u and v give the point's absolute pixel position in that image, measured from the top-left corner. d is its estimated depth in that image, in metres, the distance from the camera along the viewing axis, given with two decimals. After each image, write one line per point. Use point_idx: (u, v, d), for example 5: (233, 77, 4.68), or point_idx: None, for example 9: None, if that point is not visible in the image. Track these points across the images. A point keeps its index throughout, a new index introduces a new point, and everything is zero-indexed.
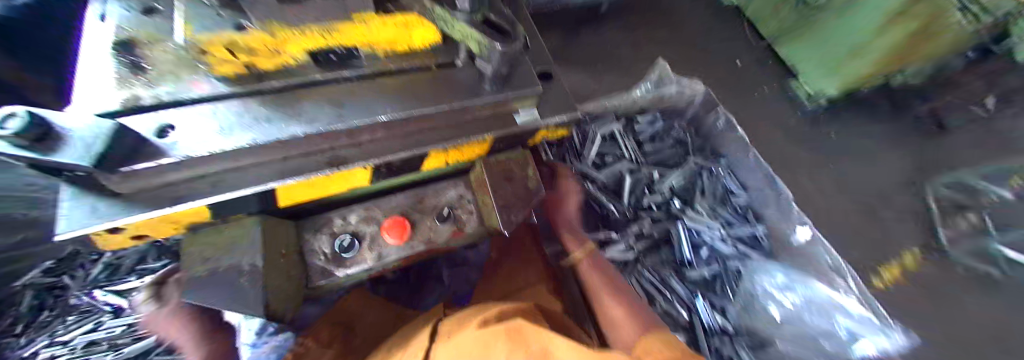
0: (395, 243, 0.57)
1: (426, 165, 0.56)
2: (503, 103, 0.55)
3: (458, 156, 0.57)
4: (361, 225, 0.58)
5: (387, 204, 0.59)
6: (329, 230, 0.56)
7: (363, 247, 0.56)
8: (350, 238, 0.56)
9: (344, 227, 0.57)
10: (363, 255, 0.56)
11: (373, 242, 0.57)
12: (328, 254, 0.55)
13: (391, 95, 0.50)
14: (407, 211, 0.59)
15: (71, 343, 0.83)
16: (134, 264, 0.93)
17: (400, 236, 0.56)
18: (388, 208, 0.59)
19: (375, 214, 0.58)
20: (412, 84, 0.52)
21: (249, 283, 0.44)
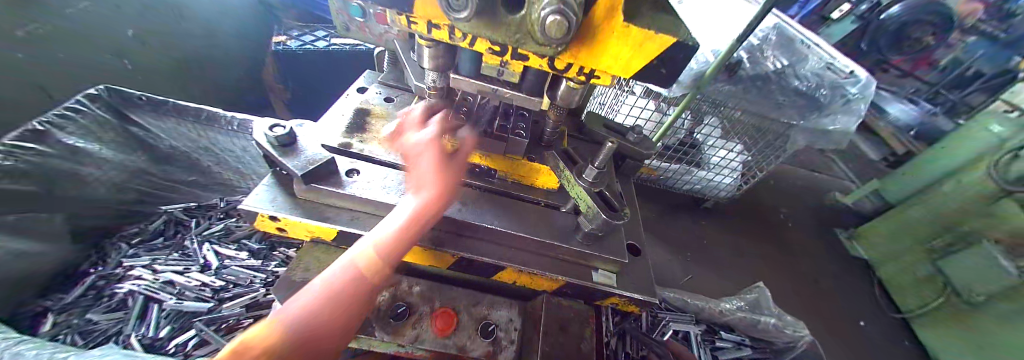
0: (436, 332, 0.58)
1: (498, 276, 0.60)
2: (587, 257, 0.58)
3: (528, 281, 0.60)
4: (418, 301, 0.61)
5: (448, 295, 0.63)
6: (393, 293, 0.61)
7: (406, 324, 0.58)
8: (405, 307, 0.60)
9: (405, 296, 0.62)
10: (405, 329, 0.58)
11: (416, 322, 0.59)
12: (380, 312, 0.59)
13: (501, 212, 0.59)
14: (459, 308, 0.62)
15: (156, 275, 0.93)
16: (241, 237, 1.08)
17: (444, 328, 0.59)
18: (447, 298, 0.63)
19: (434, 297, 0.62)
20: (521, 208, 0.61)
21: None
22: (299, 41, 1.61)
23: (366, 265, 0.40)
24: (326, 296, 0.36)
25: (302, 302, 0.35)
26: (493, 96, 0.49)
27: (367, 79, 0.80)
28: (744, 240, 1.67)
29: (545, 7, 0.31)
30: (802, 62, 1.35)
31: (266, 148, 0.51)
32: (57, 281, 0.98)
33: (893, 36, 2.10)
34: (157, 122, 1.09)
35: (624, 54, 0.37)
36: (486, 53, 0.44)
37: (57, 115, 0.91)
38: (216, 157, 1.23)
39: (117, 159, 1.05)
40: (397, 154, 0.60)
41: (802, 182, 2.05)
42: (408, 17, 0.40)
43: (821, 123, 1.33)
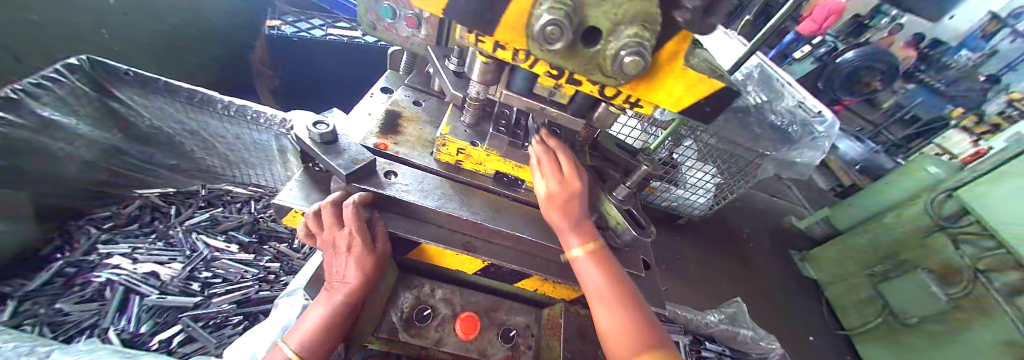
0: (459, 336, 0.60)
1: (519, 282, 0.64)
2: None
3: (547, 288, 0.64)
4: (439, 305, 0.63)
5: (468, 300, 0.65)
6: (415, 295, 0.63)
7: (430, 325, 0.60)
8: (428, 310, 0.61)
9: (427, 300, 0.63)
10: (428, 332, 0.59)
11: (439, 325, 0.60)
12: (404, 314, 0.60)
13: (531, 220, 0.61)
14: (480, 312, 0.64)
15: (136, 265, 0.87)
16: (229, 228, 1.03)
17: (467, 333, 0.60)
18: (467, 302, 0.65)
19: (455, 301, 0.64)
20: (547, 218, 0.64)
21: None
22: (295, 27, 1.56)
23: (353, 289, 0.48)
24: (333, 316, 0.46)
25: (315, 323, 0.46)
26: (540, 113, 0.53)
27: (389, 82, 0.81)
28: (713, 256, 1.80)
29: (623, 46, 0.34)
30: (779, 100, 1.49)
31: (310, 145, 0.52)
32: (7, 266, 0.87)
33: (848, 79, 2.36)
34: (143, 99, 0.99)
35: (678, 90, 0.41)
36: (542, 75, 0.46)
37: (32, 84, 0.82)
38: (203, 141, 1.12)
39: (94, 135, 0.97)
40: (432, 159, 0.62)
41: (764, 205, 2.23)
42: (477, 36, 0.42)
43: (789, 156, 1.49)
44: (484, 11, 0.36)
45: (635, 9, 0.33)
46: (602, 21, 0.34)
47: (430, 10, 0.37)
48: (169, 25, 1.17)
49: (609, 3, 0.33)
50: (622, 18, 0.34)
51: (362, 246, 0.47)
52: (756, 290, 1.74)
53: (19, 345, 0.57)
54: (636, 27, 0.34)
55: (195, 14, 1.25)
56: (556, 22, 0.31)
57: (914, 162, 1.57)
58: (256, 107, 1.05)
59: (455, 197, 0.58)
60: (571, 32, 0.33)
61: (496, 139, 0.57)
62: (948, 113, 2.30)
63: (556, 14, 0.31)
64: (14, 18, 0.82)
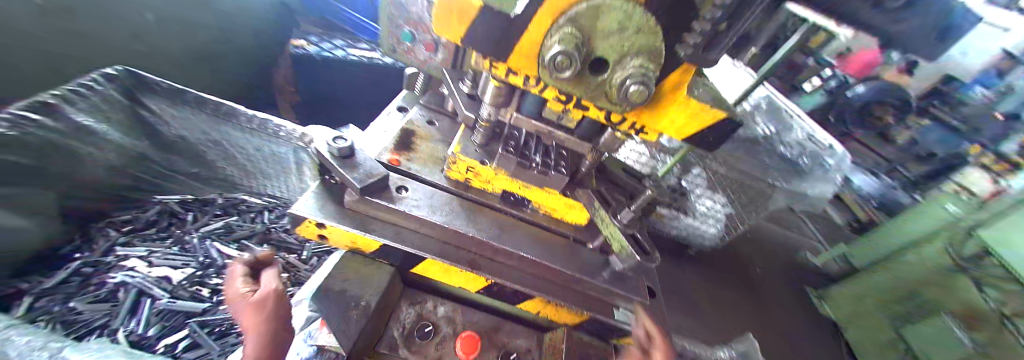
0: (459, 355, 0.59)
1: (522, 304, 0.63)
2: (608, 292, 0.62)
3: (550, 312, 0.63)
4: (442, 323, 0.63)
5: (470, 318, 0.65)
6: (418, 311, 0.63)
7: (431, 344, 0.60)
8: (430, 326, 0.61)
9: (430, 316, 0.63)
10: (430, 349, 0.59)
11: (440, 343, 0.60)
12: (406, 330, 0.60)
13: (536, 240, 0.62)
14: (482, 332, 0.63)
15: (151, 268, 0.90)
16: (242, 236, 1.05)
17: (468, 352, 0.59)
18: (469, 321, 0.64)
19: (457, 318, 0.64)
20: (552, 239, 0.65)
21: (353, 315, 0.52)
22: (319, 47, 1.66)
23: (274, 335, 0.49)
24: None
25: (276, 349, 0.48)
26: (548, 134, 0.57)
27: (405, 101, 0.84)
28: (726, 288, 1.68)
29: (627, 76, 0.36)
30: (788, 131, 1.53)
31: (328, 158, 0.54)
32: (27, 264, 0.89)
33: (860, 113, 2.35)
34: (172, 109, 1.04)
35: (678, 120, 0.43)
36: (551, 100, 0.48)
37: (70, 91, 0.88)
38: (225, 151, 1.17)
39: (123, 141, 1.01)
40: (443, 176, 0.64)
41: (779, 238, 2.12)
42: (491, 62, 0.44)
43: (801, 188, 1.44)
44: (500, 40, 0.39)
45: (637, 40, 0.36)
46: (609, 52, 0.37)
47: (447, 36, 0.40)
48: (201, 41, 1.24)
49: (616, 36, 0.35)
50: (629, 49, 0.36)
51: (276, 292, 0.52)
52: (776, 328, 1.61)
53: (32, 341, 0.58)
54: (640, 58, 0.36)
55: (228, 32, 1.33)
56: (566, 53, 0.33)
57: (931, 198, 1.54)
58: (278, 120, 1.11)
59: (463, 215, 0.60)
60: (580, 62, 0.36)
61: (505, 157, 0.58)
62: (964, 150, 2.25)
63: (566, 44, 0.34)
64: None
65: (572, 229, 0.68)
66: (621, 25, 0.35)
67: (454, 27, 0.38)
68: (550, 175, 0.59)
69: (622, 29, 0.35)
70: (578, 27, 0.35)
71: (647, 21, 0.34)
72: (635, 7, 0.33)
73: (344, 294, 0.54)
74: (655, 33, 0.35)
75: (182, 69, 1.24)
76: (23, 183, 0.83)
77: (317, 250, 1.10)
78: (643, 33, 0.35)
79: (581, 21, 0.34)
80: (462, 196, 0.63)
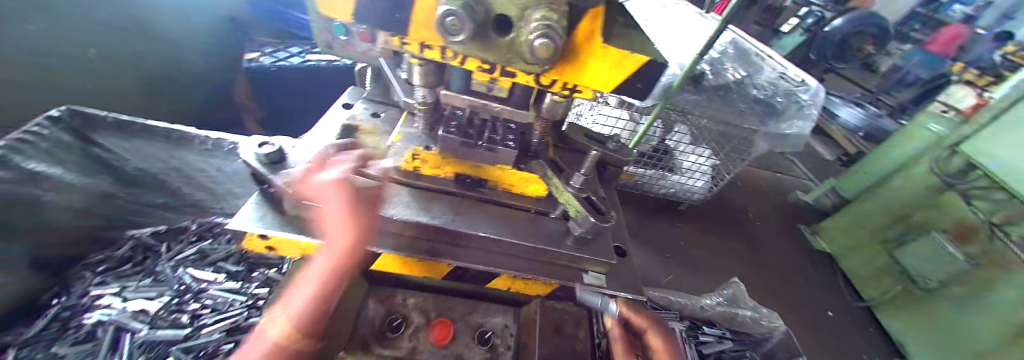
0: (433, 342, 0.59)
1: (492, 282, 0.62)
2: (577, 259, 0.61)
3: (521, 284, 0.63)
4: (413, 316, 0.62)
5: (443, 305, 0.64)
6: (387, 306, 0.62)
7: (403, 337, 0.59)
8: (400, 319, 0.60)
9: (399, 310, 0.62)
10: (403, 342, 0.58)
11: (413, 334, 0.59)
12: (377, 327, 0.59)
13: (493, 220, 0.61)
14: (455, 317, 0.63)
15: (126, 303, 0.90)
16: (218, 259, 1.05)
17: (440, 339, 0.59)
18: (441, 308, 0.63)
19: (429, 308, 0.63)
20: (511, 216, 0.63)
21: None
22: (273, 58, 1.59)
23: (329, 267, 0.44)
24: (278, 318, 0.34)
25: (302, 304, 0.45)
26: (484, 109, 0.53)
27: (352, 95, 0.81)
28: (715, 237, 1.74)
29: (533, 31, 0.34)
30: (758, 73, 1.46)
31: (255, 166, 0.52)
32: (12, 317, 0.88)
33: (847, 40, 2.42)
34: (124, 143, 1.01)
35: (602, 71, 0.40)
36: (476, 70, 0.46)
37: (16, 139, 0.84)
38: (186, 178, 1.14)
39: (82, 184, 0.96)
40: (390, 168, 0.62)
41: (766, 182, 2.18)
42: (401, 38, 0.42)
43: (776, 127, 1.41)
44: (392, 11, 0.36)
45: None
46: (508, 9, 0.35)
47: (339, 16, 0.38)
48: (152, 65, 1.17)
49: None
50: (529, 2, 0.34)
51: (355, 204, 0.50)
52: (765, 267, 1.68)
53: None
54: (543, 10, 0.34)
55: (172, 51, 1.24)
56: (453, 13, 0.31)
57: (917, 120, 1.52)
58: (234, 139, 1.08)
59: (416, 206, 0.58)
60: (476, 24, 0.34)
61: (447, 138, 0.57)
62: (946, 69, 2.36)
63: (455, 5, 0.31)
64: None
65: (533, 202, 0.67)
66: None
67: (340, 10, 0.37)
68: (498, 150, 0.57)
69: None
70: None
71: None
72: None
73: None
74: None
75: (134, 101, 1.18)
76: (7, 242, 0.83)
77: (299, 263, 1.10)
78: None
79: None
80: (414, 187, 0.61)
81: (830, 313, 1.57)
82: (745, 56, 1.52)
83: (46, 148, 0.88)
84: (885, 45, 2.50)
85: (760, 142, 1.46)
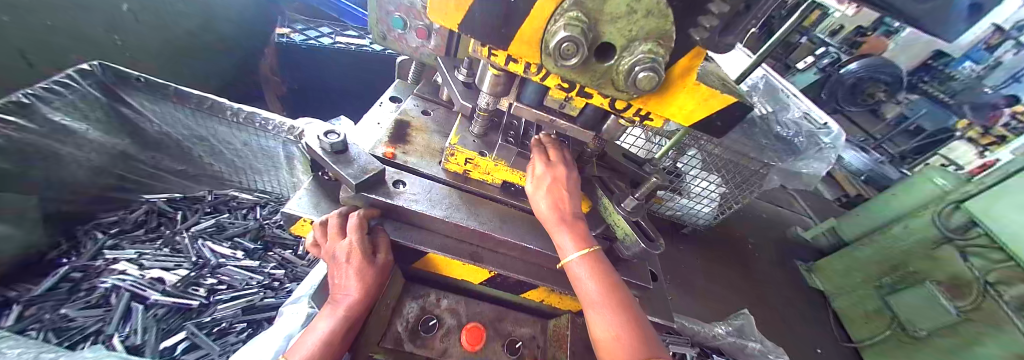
0: (465, 347, 0.59)
1: (527, 292, 0.64)
2: None
3: (554, 298, 0.64)
4: (445, 317, 0.62)
5: (474, 309, 0.65)
6: (420, 305, 0.62)
7: (434, 337, 0.59)
8: (433, 320, 0.61)
9: (432, 310, 0.62)
10: (434, 342, 0.59)
11: (444, 335, 0.60)
12: (410, 324, 0.60)
13: (537, 232, 0.61)
14: (486, 323, 0.63)
15: (143, 270, 0.89)
16: (235, 234, 1.04)
17: (473, 344, 0.59)
18: (472, 312, 0.64)
19: (460, 310, 0.64)
20: None
21: None
22: (303, 35, 1.58)
23: (354, 301, 0.48)
24: (334, 331, 0.46)
25: (319, 337, 0.45)
26: (550, 124, 0.53)
27: (397, 90, 0.81)
28: (718, 265, 1.76)
29: (638, 64, 0.34)
30: (784, 110, 1.50)
31: (320, 154, 0.52)
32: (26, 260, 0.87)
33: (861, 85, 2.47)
34: (155, 105, 0.97)
35: (687, 105, 0.42)
36: (552, 88, 0.46)
37: (44, 89, 0.82)
38: (211, 148, 1.11)
39: (104, 141, 0.96)
40: (440, 169, 0.62)
41: (770, 216, 2.21)
42: (491, 49, 0.42)
43: (794, 165, 1.47)
44: (500, 25, 0.37)
45: (650, 23, 0.33)
46: (616, 38, 0.35)
47: (442, 22, 0.38)
48: (182, 29, 1.18)
49: (625, 22, 0.33)
50: (637, 35, 0.34)
51: (362, 256, 0.48)
52: (763, 300, 1.70)
53: (23, 352, 0.57)
54: (649, 43, 0.34)
55: (204, 15, 1.24)
56: (572, 39, 0.31)
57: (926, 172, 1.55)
58: (265, 114, 1.04)
59: (466, 210, 0.58)
60: (586, 47, 0.34)
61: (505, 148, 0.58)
62: None
63: (572, 31, 0.32)
64: (21, 18, 0.81)
65: None
66: (631, 8, 0.32)
67: (446, 17, 0.37)
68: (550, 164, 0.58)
69: (632, 12, 0.32)
70: (585, 11, 0.32)
71: (657, 3, 0.32)
72: None
73: None
74: (669, 17, 0.33)
75: (158, 61, 1.16)
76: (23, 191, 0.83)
77: None
78: (655, 16, 0.33)
79: (588, 4, 0.32)
80: (462, 190, 0.62)
81: (823, 353, 1.60)
82: (775, 91, 1.56)
83: (76, 101, 0.86)
84: (895, 94, 2.57)
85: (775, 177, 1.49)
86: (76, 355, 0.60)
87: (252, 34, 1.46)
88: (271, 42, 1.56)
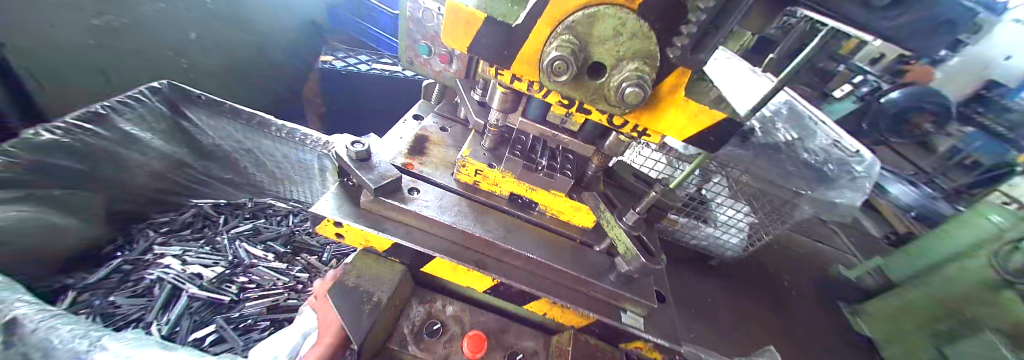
0: (467, 353, 0.60)
1: (529, 305, 0.64)
2: (616, 296, 0.62)
3: (557, 313, 0.64)
4: (450, 323, 0.64)
5: (478, 318, 0.66)
6: (426, 309, 0.65)
7: (439, 342, 0.61)
8: (438, 324, 0.63)
9: (438, 316, 0.65)
10: (437, 347, 0.61)
11: (448, 341, 0.62)
12: (415, 327, 0.62)
13: (540, 243, 0.64)
14: (489, 332, 0.65)
15: (185, 265, 0.98)
16: (267, 239, 1.12)
17: (475, 351, 0.60)
18: (477, 321, 0.66)
19: (465, 318, 0.66)
20: (558, 243, 0.66)
21: (366, 311, 0.54)
22: (343, 62, 1.74)
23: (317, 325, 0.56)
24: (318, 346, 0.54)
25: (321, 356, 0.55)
26: (552, 139, 0.61)
27: (420, 109, 0.88)
28: (746, 299, 1.65)
29: (625, 80, 0.38)
30: (811, 138, 1.49)
31: (346, 161, 0.58)
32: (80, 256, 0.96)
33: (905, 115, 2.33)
34: (209, 119, 1.12)
35: (679, 117, 0.44)
36: (554, 105, 0.50)
37: (120, 103, 0.97)
38: (254, 159, 1.22)
39: (165, 150, 1.08)
40: (453, 180, 0.67)
41: (805, 249, 2.06)
42: (497, 69, 0.47)
43: (826, 195, 1.30)
44: (503, 47, 0.42)
45: (636, 44, 0.37)
46: (606, 57, 0.39)
47: (455, 45, 0.43)
48: (240, 54, 1.33)
49: (611, 41, 0.37)
50: (624, 54, 0.38)
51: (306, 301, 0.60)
52: (800, 340, 1.56)
53: (74, 329, 0.63)
54: (637, 62, 0.38)
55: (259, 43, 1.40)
56: (562, 58, 0.35)
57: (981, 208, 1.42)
58: (303, 130, 1.18)
59: (474, 218, 0.62)
60: (578, 66, 0.38)
61: (512, 161, 0.61)
62: (1014, 158, 2.22)
63: (564, 51, 0.36)
64: None
65: (579, 231, 0.69)
66: (618, 30, 0.36)
67: (458, 41, 0.42)
68: (556, 177, 0.61)
69: (618, 33, 0.36)
70: (576, 33, 0.37)
71: (641, 26, 0.36)
72: (630, 14, 0.35)
73: (358, 291, 0.56)
74: (652, 38, 0.36)
75: (217, 82, 1.31)
76: (95, 190, 0.95)
77: (336, 253, 1.16)
78: (641, 38, 0.37)
79: (578, 27, 0.36)
80: (473, 200, 0.65)
81: None
82: (798, 118, 1.57)
83: (145, 114, 1.01)
84: (946, 125, 2.40)
85: (806, 205, 1.32)
86: (119, 334, 0.67)
87: (298, 59, 1.62)
88: (314, 67, 1.72)
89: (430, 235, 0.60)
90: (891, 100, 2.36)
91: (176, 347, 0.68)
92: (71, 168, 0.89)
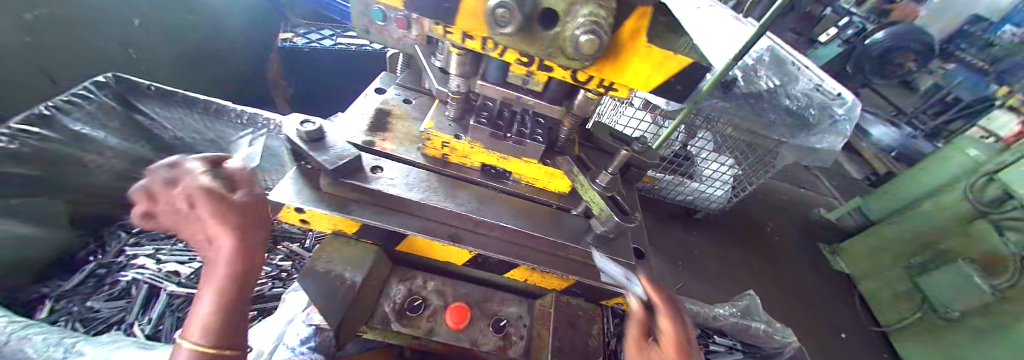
0: (449, 325, 0.61)
1: (510, 273, 0.63)
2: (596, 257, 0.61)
3: (537, 279, 0.64)
4: (433, 297, 0.64)
5: (460, 290, 0.66)
6: (407, 287, 0.64)
7: (421, 316, 0.61)
8: (420, 300, 0.63)
9: (419, 291, 0.64)
10: (420, 322, 0.61)
11: (431, 315, 0.61)
12: (395, 305, 0.61)
13: (516, 212, 0.62)
14: (472, 302, 0.65)
15: (160, 264, 0.97)
16: None
17: (457, 322, 0.61)
18: (459, 292, 0.66)
19: (446, 292, 0.65)
20: (536, 210, 0.64)
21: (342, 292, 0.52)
22: (306, 38, 1.60)
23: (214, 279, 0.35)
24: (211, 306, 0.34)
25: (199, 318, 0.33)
26: (517, 102, 0.55)
27: (384, 82, 0.82)
28: (731, 246, 1.71)
29: (580, 27, 0.35)
30: (793, 83, 1.39)
31: (297, 143, 0.54)
32: (49, 270, 0.90)
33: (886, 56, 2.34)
34: (166, 113, 1.00)
35: (642, 69, 0.41)
36: (513, 63, 0.47)
37: (64, 101, 0.87)
38: (221, 150, 1.16)
39: (124, 148, 1.00)
40: (420, 154, 0.64)
41: (789, 197, 2.11)
42: (446, 27, 0.43)
43: (810, 141, 1.33)
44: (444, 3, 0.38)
45: None
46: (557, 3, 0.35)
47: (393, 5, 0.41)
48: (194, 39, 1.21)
49: None
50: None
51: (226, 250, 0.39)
52: (780, 282, 1.64)
53: (48, 338, 0.61)
54: (590, 6, 0.34)
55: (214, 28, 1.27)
56: (505, 5, 0.32)
57: (958, 142, 1.45)
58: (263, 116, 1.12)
59: (445, 193, 0.60)
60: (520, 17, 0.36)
61: (478, 129, 0.57)
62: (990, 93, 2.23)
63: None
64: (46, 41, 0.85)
65: (554, 198, 0.68)
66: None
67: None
68: (526, 144, 0.58)
69: None
70: None
71: None
72: None
73: (329, 275, 0.55)
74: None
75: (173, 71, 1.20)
76: (53, 196, 0.88)
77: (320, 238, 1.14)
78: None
79: None
80: (442, 174, 0.63)
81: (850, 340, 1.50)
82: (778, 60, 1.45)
83: (94, 113, 0.91)
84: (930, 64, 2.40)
85: (785, 153, 1.38)
86: (95, 340, 0.66)
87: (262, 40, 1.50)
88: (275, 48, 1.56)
89: (400, 217, 0.57)
90: (877, 41, 2.34)
91: (155, 347, 0.67)
92: (26, 173, 0.82)
